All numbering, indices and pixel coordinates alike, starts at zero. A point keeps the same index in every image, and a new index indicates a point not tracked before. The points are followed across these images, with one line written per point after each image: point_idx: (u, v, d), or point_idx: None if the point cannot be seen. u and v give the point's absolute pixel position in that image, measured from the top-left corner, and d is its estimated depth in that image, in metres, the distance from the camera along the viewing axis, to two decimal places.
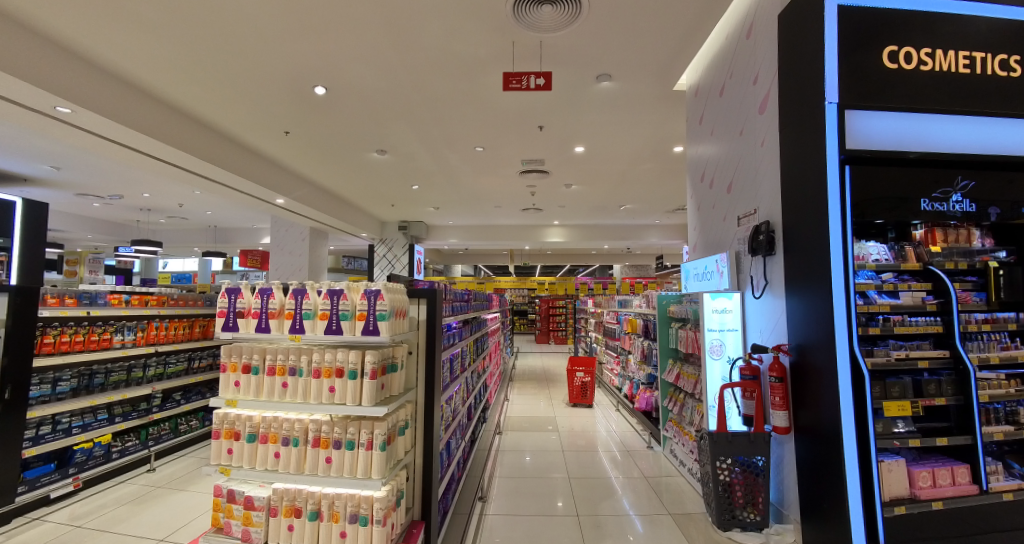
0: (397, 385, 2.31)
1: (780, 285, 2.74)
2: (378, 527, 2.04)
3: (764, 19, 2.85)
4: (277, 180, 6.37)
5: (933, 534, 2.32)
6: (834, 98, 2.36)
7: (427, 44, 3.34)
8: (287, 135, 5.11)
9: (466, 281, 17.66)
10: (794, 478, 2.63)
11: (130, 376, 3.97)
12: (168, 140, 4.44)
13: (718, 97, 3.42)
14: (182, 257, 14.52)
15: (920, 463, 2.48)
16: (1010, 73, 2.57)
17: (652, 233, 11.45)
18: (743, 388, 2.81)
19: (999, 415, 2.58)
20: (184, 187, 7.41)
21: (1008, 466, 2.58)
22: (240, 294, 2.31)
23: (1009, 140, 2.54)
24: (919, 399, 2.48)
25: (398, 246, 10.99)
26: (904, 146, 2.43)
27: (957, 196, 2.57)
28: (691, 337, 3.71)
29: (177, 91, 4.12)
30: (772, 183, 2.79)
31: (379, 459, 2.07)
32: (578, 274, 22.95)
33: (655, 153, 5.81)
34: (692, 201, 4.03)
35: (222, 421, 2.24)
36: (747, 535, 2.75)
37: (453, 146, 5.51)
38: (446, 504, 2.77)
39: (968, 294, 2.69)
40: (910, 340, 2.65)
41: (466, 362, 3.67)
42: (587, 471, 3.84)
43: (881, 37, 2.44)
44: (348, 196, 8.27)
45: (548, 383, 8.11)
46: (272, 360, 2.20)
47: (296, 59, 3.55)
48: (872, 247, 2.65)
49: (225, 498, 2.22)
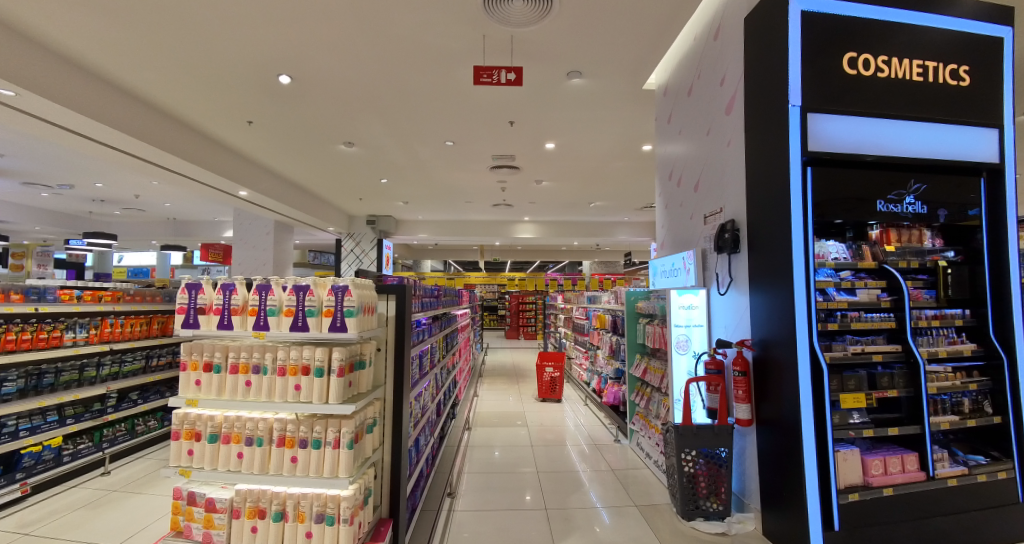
0: (365, 382, 2.28)
1: (744, 281, 2.81)
2: (344, 527, 2.02)
3: (732, 22, 2.92)
4: (240, 171, 6.16)
5: (885, 519, 2.43)
6: (798, 101, 2.43)
7: (399, 35, 3.28)
8: (251, 124, 4.95)
9: (436, 278, 17.47)
10: (756, 469, 2.73)
11: (82, 375, 3.78)
12: (125, 129, 4.25)
13: (688, 97, 3.49)
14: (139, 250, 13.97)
15: (873, 452, 2.61)
16: (959, 83, 2.69)
17: (621, 231, 11.63)
18: (707, 382, 2.90)
19: (946, 405, 2.72)
20: (142, 177, 7.08)
21: (954, 453, 2.75)
22: (201, 290, 2.22)
23: (958, 145, 2.67)
24: (873, 391, 2.60)
25: (366, 241, 10.77)
26: (862, 149, 2.53)
27: (910, 199, 2.68)
28: (658, 333, 3.78)
29: (133, 76, 3.92)
30: (739, 183, 2.85)
31: (346, 458, 2.05)
32: (548, 270, 23.23)
33: (625, 151, 5.88)
34: (660, 199, 4.09)
35: (181, 422, 2.15)
36: (710, 525, 2.78)
37: (425, 140, 5.45)
38: (414, 502, 2.75)
39: (919, 291, 2.81)
40: (867, 335, 2.77)
41: (436, 357, 3.66)
42: (556, 465, 3.88)
43: (842, 43, 2.52)
44: (315, 189, 8.08)
45: (518, 379, 8.15)
46: (235, 358, 2.15)
47: (262, 47, 3.43)
48: (831, 247, 2.76)
49: (185, 501, 2.14)
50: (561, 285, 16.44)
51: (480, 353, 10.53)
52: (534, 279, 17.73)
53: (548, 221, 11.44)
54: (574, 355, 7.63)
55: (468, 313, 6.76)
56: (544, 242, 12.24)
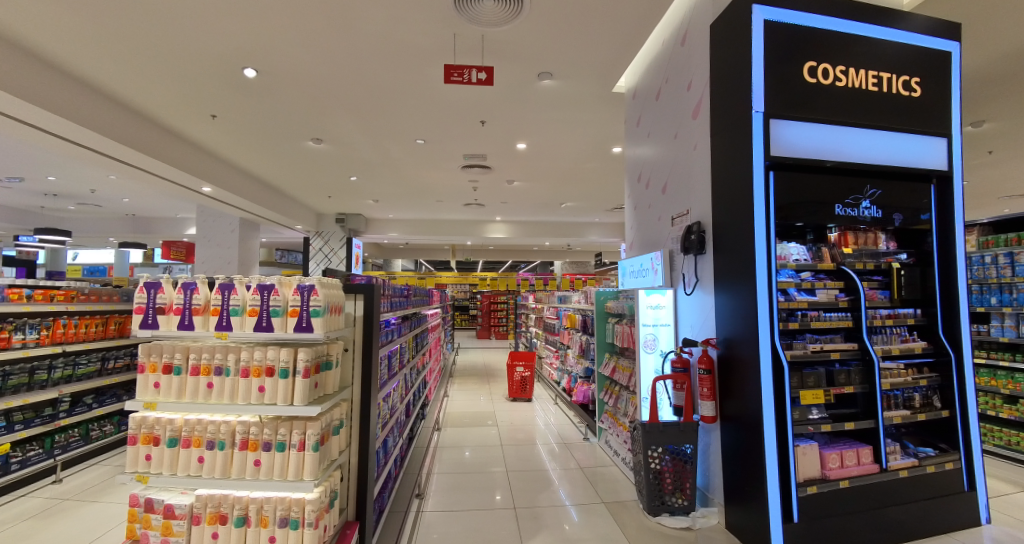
0: (332, 383, 2.24)
1: (709, 281, 2.89)
2: (310, 529, 1.98)
3: (699, 29, 2.99)
4: (203, 167, 5.96)
5: (842, 511, 2.53)
6: (760, 107, 2.50)
7: (370, 31, 3.23)
8: (215, 118, 4.80)
9: (407, 277, 17.32)
10: (719, 464, 2.82)
11: (33, 378, 3.59)
12: (80, 121, 4.06)
13: (656, 101, 3.56)
14: (95, 247, 13.36)
15: (831, 446, 2.72)
16: (911, 93, 2.83)
17: (592, 232, 11.79)
18: (674, 380, 2.97)
19: (898, 400, 2.86)
20: (98, 170, 6.76)
21: (905, 446, 2.91)
22: (160, 289, 2.14)
23: (910, 153, 2.80)
24: (831, 388, 2.71)
25: (335, 239, 10.58)
26: (822, 155, 2.63)
27: (866, 203, 2.80)
28: (626, 332, 3.84)
29: (88, 65, 3.74)
30: (705, 185, 2.93)
31: (311, 460, 2.00)
32: (520, 270, 23.33)
33: (595, 152, 5.95)
34: (630, 201, 4.16)
35: (138, 426, 2.06)
36: (675, 520, 2.84)
37: (395, 138, 5.40)
38: (382, 503, 2.72)
39: (875, 292, 2.95)
40: (826, 334, 2.89)
41: (406, 358, 3.62)
42: (526, 464, 3.90)
43: (803, 52, 2.61)
44: (282, 186, 7.89)
45: (488, 379, 8.14)
46: (196, 359, 2.08)
47: (226, 38, 3.33)
48: (793, 249, 2.86)
49: (143, 508, 2.06)
50: (532, 285, 16.56)
51: (451, 353, 10.50)
52: (506, 279, 17.84)
53: (519, 221, 11.49)
54: (544, 355, 7.67)
55: (439, 312, 6.70)
56: (515, 242, 12.29)
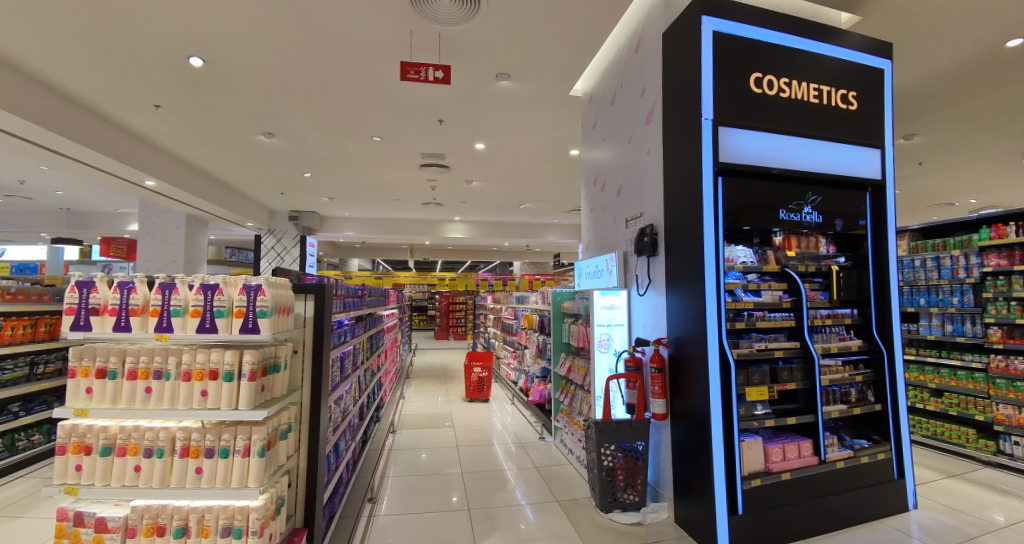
0: (279, 386, 2.17)
1: (661, 282, 2.98)
2: (253, 538, 1.91)
3: (653, 36, 3.08)
4: (145, 159, 5.64)
5: (784, 501, 2.65)
6: (709, 115, 2.60)
7: (324, 24, 3.15)
8: (158, 108, 4.55)
9: (364, 277, 16.96)
10: (669, 460, 2.91)
11: None
12: (7, 107, 3.77)
13: (612, 105, 3.64)
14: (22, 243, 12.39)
15: (774, 440, 2.86)
16: (848, 106, 3.01)
17: (552, 232, 11.93)
18: (627, 379, 3.05)
19: (836, 395, 3.03)
20: (25, 160, 6.27)
21: (842, 438, 3.09)
22: (94, 288, 2.00)
23: (847, 162, 2.98)
24: (774, 384, 2.84)
25: (288, 238, 10.23)
26: (768, 162, 2.76)
27: (808, 209, 2.94)
28: (582, 332, 3.92)
29: (13, 48, 3.48)
30: (658, 189, 3.02)
31: (256, 467, 1.93)
32: (481, 270, 23.30)
33: (554, 154, 6.02)
34: (587, 203, 4.23)
35: (68, 434, 1.93)
36: (626, 516, 2.92)
37: (351, 135, 5.29)
38: (333, 508, 2.68)
39: (816, 293, 3.12)
40: (771, 333, 3.04)
41: (359, 359, 3.54)
42: (483, 464, 3.90)
43: (749, 63, 2.73)
44: (232, 181, 7.57)
45: (446, 380, 8.08)
46: (133, 363, 1.96)
47: (169, 25, 3.17)
48: (740, 252, 3.00)
49: (72, 522, 1.92)
50: (492, 285, 16.62)
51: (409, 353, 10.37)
52: (466, 279, 17.82)
53: (479, 222, 11.49)
54: (502, 355, 7.70)
55: (395, 312, 6.58)
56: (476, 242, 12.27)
